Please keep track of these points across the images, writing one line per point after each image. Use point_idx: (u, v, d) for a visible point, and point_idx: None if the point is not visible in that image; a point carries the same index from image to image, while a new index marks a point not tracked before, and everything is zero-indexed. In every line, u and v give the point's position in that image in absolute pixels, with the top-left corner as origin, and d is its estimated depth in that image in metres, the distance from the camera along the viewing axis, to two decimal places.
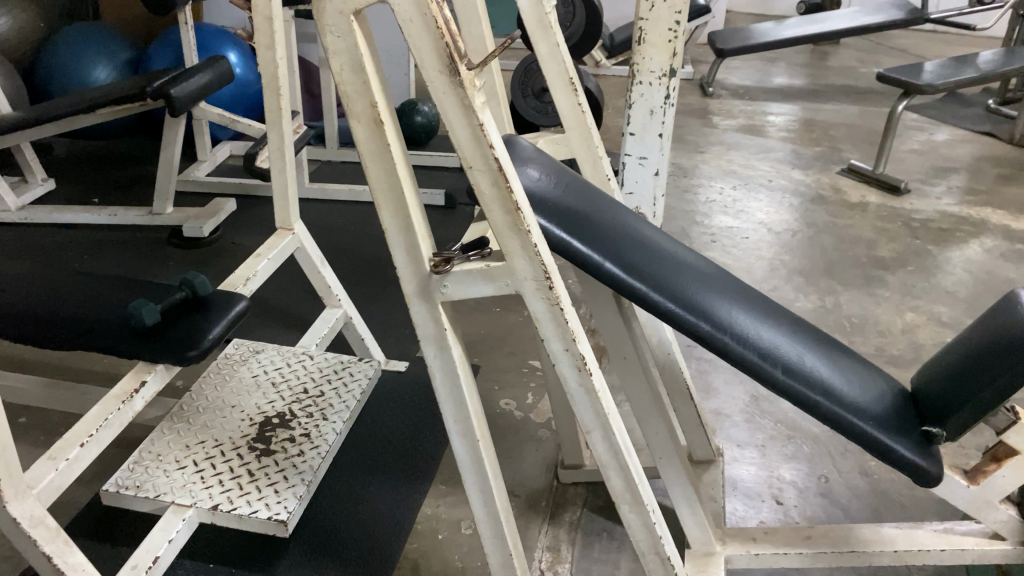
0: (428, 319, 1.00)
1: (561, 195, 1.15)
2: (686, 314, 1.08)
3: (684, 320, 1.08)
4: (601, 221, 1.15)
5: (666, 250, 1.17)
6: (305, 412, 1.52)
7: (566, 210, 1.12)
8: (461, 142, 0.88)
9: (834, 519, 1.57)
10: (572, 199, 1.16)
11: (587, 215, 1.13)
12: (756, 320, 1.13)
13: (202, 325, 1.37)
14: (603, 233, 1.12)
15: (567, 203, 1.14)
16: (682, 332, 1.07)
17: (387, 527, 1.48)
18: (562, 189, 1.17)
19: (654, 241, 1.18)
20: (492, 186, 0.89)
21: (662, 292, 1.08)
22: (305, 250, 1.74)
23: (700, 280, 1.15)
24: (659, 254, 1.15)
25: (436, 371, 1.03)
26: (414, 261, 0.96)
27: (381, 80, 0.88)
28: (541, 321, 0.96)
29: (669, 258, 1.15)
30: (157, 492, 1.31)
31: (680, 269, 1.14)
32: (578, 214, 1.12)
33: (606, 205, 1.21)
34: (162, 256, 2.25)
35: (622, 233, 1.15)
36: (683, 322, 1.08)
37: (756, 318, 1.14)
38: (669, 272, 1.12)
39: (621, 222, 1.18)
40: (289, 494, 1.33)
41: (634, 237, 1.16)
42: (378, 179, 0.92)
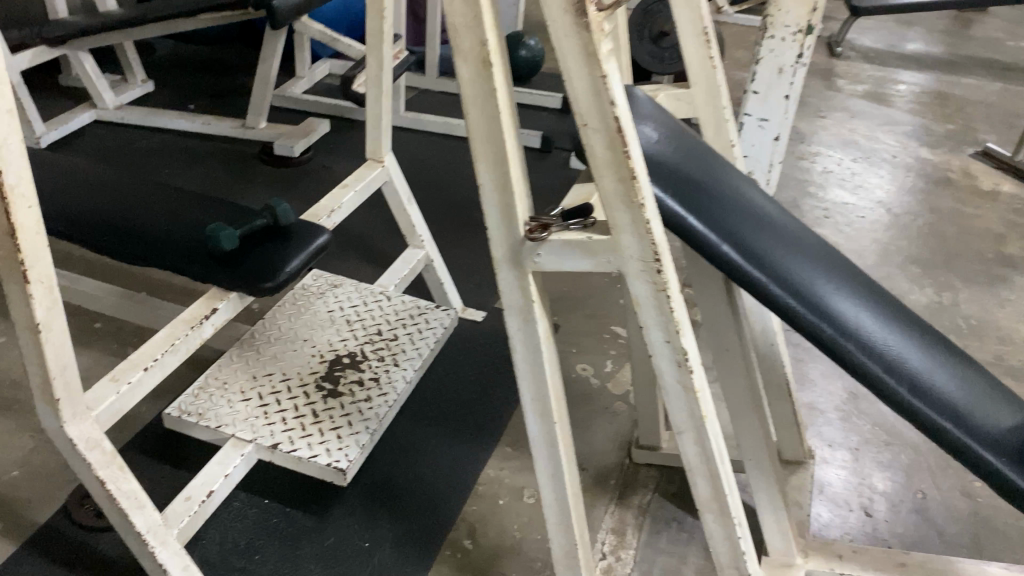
0: (514, 289, 0.90)
1: (681, 164, 1.03)
2: (808, 314, 0.96)
3: (805, 320, 0.96)
4: (723, 195, 1.01)
5: (792, 233, 1.04)
6: (376, 355, 1.45)
7: (685, 180, 1.00)
8: (578, 95, 0.77)
9: (927, 541, 1.44)
10: (692, 168, 1.03)
11: (708, 188, 1.01)
12: (886, 325, 1.00)
13: (281, 255, 1.31)
14: (724, 210, 0.99)
15: (686, 173, 1.01)
16: (799, 332, 0.96)
17: (448, 484, 1.42)
18: (681, 157, 1.05)
19: (779, 222, 1.04)
20: (607, 149, 0.78)
21: (784, 286, 0.96)
22: (393, 184, 1.68)
23: (828, 273, 1.02)
24: (785, 239, 1.02)
25: (517, 344, 0.93)
26: (507, 222, 0.86)
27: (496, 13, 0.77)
28: (642, 306, 0.85)
29: (794, 244, 1.02)
30: (219, 423, 1.27)
31: (806, 258, 1.01)
32: (698, 186, 1.00)
33: (729, 177, 1.07)
34: (249, 172, 2.21)
35: (746, 211, 1.02)
36: (804, 322, 0.96)
37: (885, 322, 1.00)
38: (794, 262, 0.99)
39: (744, 197, 1.05)
40: (352, 441, 1.27)
41: (756, 215, 1.03)
42: (478, 128, 0.82)
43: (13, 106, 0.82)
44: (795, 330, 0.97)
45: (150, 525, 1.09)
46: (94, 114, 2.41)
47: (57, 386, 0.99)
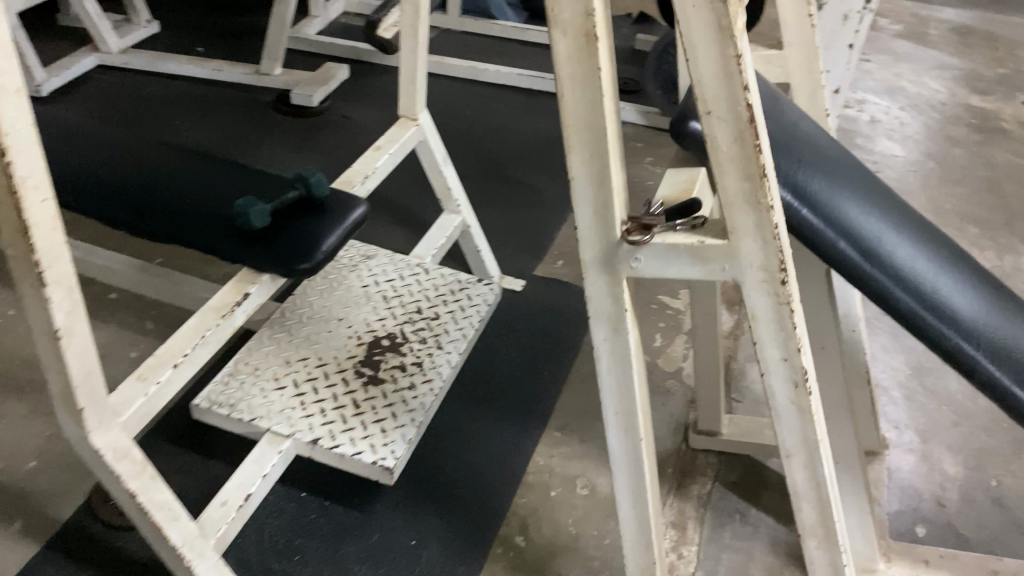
0: (604, 295, 0.78)
1: (789, 142, 0.90)
2: (934, 318, 0.84)
3: (929, 324, 0.85)
4: (835, 178, 0.88)
5: (913, 220, 0.91)
6: (418, 337, 1.34)
7: (796, 162, 0.87)
8: (702, 78, 0.64)
9: (1006, 534, 1.35)
10: (801, 147, 0.90)
11: (823, 170, 0.88)
12: (1023, 325, 0.88)
13: (315, 231, 1.19)
14: (843, 196, 0.86)
15: (795, 154, 0.89)
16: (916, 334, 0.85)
17: (497, 473, 1.33)
18: (787, 134, 0.92)
19: (895, 208, 0.91)
20: (732, 141, 0.66)
21: (908, 287, 0.84)
22: (429, 144, 1.56)
23: (956, 266, 0.89)
24: (907, 227, 0.89)
25: (603, 355, 0.82)
26: (602, 221, 0.74)
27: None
28: (757, 320, 0.74)
29: (918, 233, 0.90)
30: (253, 415, 1.17)
31: (932, 250, 0.88)
32: (812, 168, 0.87)
33: (838, 155, 0.93)
34: (265, 123, 2.08)
35: (865, 194, 0.89)
36: (928, 327, 0.85)
37: (1021, 321, 0.88)
38: (919, 256, 0.87)
39: (856, 178, 0.91)
40: (398, 436, 1.17)
41: (872, 200, 0.89)
42: (575, 114, 0.69)
43: (22, 85, 0.69)
44: (914, 335, 0.86)
45: (186, 537, 1.00)
46: (97, 58, 2.25)
47: (81, 394, 0.88)
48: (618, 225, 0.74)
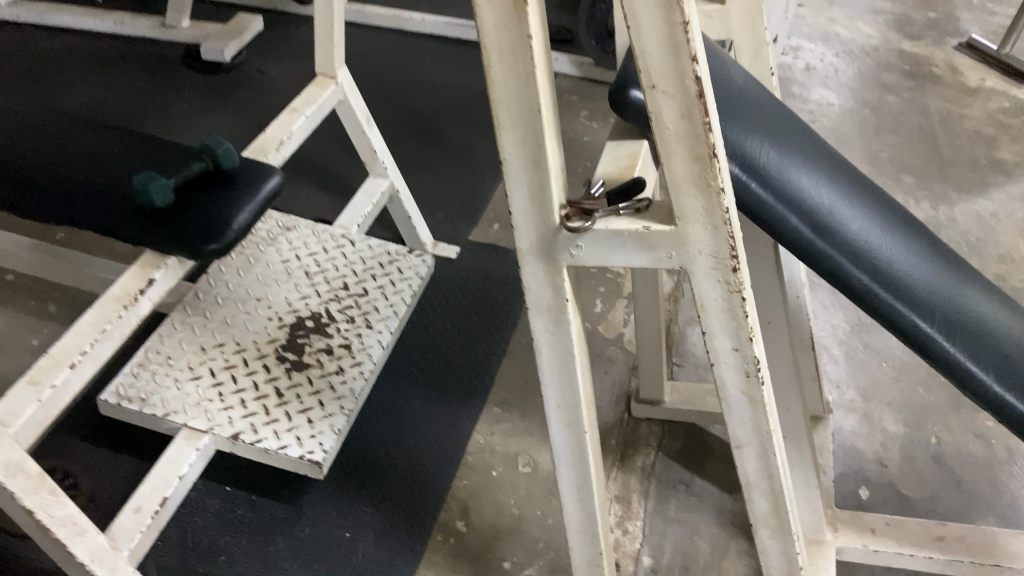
0: (543, 285, 0.71)
1: (737, 108, 0.83)
2: (890, 295, 0.80)
3: (885, 302, 0.81)
4: (784, 145, 0.82)
5: (867, 187, 0.86)
6: (346, 316, 1.25)
7: (747, 131, 0.81)
8: (646, 48, 0.57)
9: (948, 491, 1.35)
10: (751, 112, 0.84)
11: (774, 138, 0.82)
12: (978, 294, 0.84)
13: (226, 207, 1.09)
14: (796, 167, 0.81)
15: (746, 121, 0.82)
16: (869, 311, 0.81)
17: (434, 455, 1.27)
18: (736, 98, 0.85)
19: (846, 173, 0.86)
20: (679, 118, 0.59)
21: (863, 263, 0.80)
22: (349, 104, 1.45)
23: (911, 234, 0.85)
24: (862, 196, 0.84)
25: (543, 348, 0.76)
26: (538, 207, 0.67)
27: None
28: (707, 311, 0.68)
29: (873, 201, 0.85)
30: (167, 410, 1.08)
31: (888, 220, 0.84)
32: (764, 137, 0.81)
33: (785, 117, 0.87)
34: (173, 82, 1.93)
35: (819, 162, 0.83)
36: (883, 304, 0.80)
37: (977, 290, 0.84)
38: (875, 227, 0.82)
39: (806, 142, 0.85)
40: (326, 426, 1.10)
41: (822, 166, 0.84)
42: (504, 88, 0.61)
43: None
44: (868, 312, 0.82)
45: (95, 552, 0.91)
46: None
47: None
48: (555, 210, 0.66)
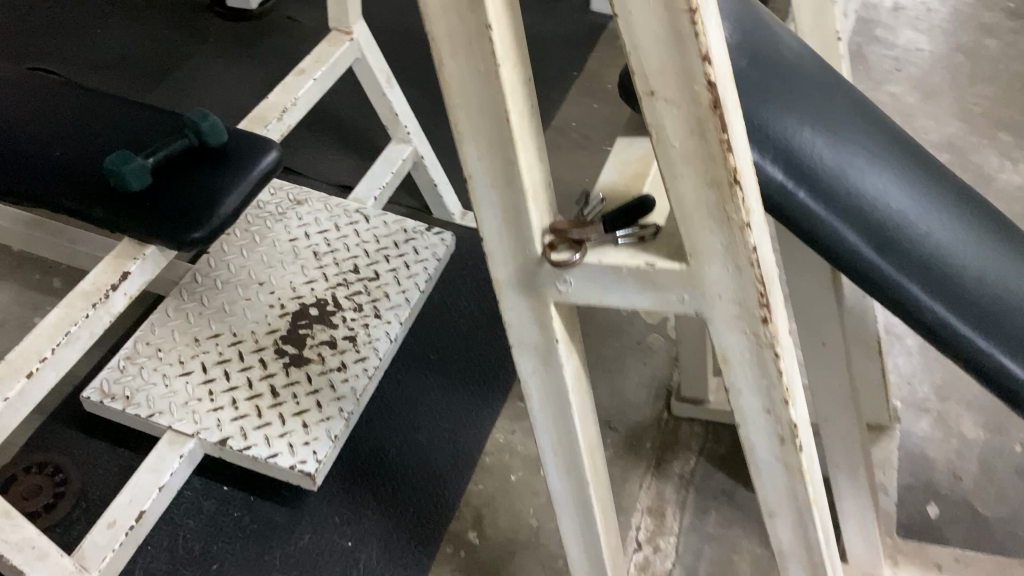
0: (528, 323, 0.58)
1: (791, 82, 0.65)
2: (970, 328, 0.64)
3: (960, 333, 0.65)
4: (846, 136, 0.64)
5: (953, 181, 0.68)
6: (353, 304, 1.14)
7: (799, 118, 0.63)
8: (641, 44, 0.42)
9: None
10: (808, 87, 0.66)
11: (834, 125, 0.64)
12: None
13: (212, 190, 0.98)
14: (861, 168, 0.63)
15: (800, 102, 0.64)
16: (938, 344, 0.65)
17: (449, 453, 1.16)
18: (789, 67, 0.66)
19: (926, 162, 0.67)
20: (689, 135, 0.45)
21: (938, 287, 0.64)
22: (367, 63, 1.32)
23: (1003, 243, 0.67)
24: (944, 194, 0.66)
25: (532, 391, 0.63)
26: (515, 233, 0.53)
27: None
28: (729, 364, 0.54)
29: (957, 199, 0.67)
30: (152, 410, 0.99)
31: (975, 224, 0.66)
32: (822, 126, 0.63)
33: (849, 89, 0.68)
34: (196, 32, 1.82)
35: (891, 152, 0.65)
36: (960, 338, 0.65)
37: None
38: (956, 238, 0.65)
39: (875, 125, 0.67)
40: (322, 431, 0.99)
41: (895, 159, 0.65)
42: (463, 91, 0.47)
43: None
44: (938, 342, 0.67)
45: None
46: None
47: None
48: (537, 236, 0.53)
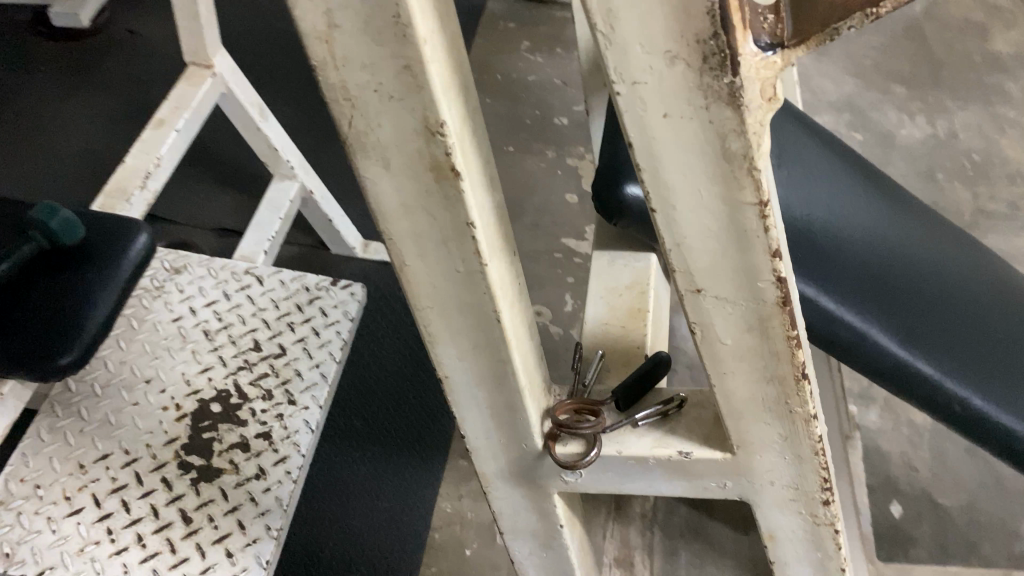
0: (523, 510, 0.48)
1: (787, 166, 0.59)
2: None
3: (1004, 425, 0.54)
4: (848, 229, 0.58)
5: (972, 270, 0.61)
6: (261, 391, 1.00)
7: (792, 201, 0.58)
8: (687, 239, 0.31)
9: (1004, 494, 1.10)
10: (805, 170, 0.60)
11: (831, 209, 0.58)
12: None
13: (75, 300, 0.81)
14: (864, 258, 0.57)
15: (790, 182, 0.58)
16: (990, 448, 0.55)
17: (393, 534, 1.04)
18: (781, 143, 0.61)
19: (941, 251, 0.60)
20: (747, 331, 0.34)
21: (976, 382, 0.55)
22: (234, 96, 1.13)
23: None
24: (953, 269, 0.60)
25: (529, 569, 0.53)
26: (508, 430, 0.42)
27: (450, 32, 0.29)
28: (776, 540, 0.45)
29: (975, 281, 0.60)
30: (40, 565, 0.83)
31: (992, 303, 0.59)
32: (812, 207, 0.58)
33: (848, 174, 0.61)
34: (27, 61, 1.56)
35: (893, 238, 0.59)
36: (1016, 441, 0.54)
37: None
38: (968, 319, 0.57)
39: (882, 213, 0.60)
40: (249, 557, 0.86)
41: (905, 251, 0.59)
42: (433, 295, 0.36)
43: None
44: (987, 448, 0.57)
45: None
46: None
47: None
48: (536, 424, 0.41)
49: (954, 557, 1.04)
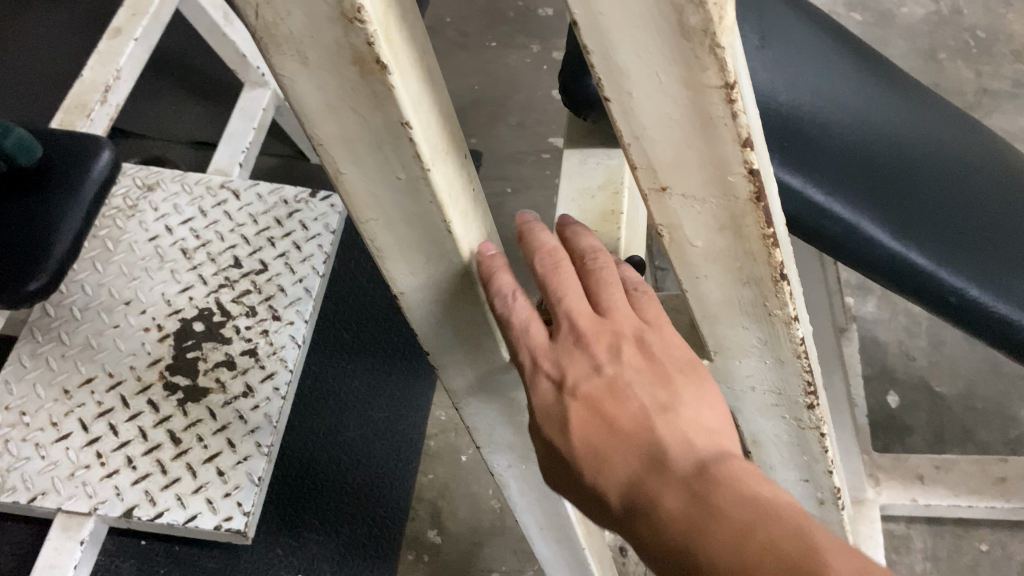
0: (498, 423, 0.46)
1: (772, 40, 0.53)
2: (1015, 312, 0.53)
3: (994, 311, 0.53)
4: (837, 113, 0.53)
5: (962, 148, 0.57)
6: (245, 308, 0.97)
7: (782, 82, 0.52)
8: (649, 132, 0.28)
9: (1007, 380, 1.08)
10: (793, 45, 0.54)
11: (821, 89, 0.53)
12: None
13: (40, 221, 0.77)
14: (856, 146, 0.53)
15: (778, 59, 0.52)
16: (975, 333, 0.54)
17: (388, 443, 1.04)
18: (759, 13, 0.54)
19: (929, 130, 0.56)
20: (719, 232, 0.31)
21: (968, 271, 0.53)
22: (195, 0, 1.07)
23: (1011, 195, 0.57)
24: (941, 149, 0.56)
25: (510, 481, 0.52)
26: (473, 343, 0.40)
27: None
28: (760, 444, 0.44)
29: (967, 161, 0.57)
30: (32, 493, 0.84)
31: (984, 184, 0.56)
32: (803, 88, 0.52)
33: (831, 48, 0.56)
34: None
35: (883, 120, 0.55)
36: (1003, 326, 0.53)
37: None
38: (961, 203, 0.55)
39: (867, 92, 0.55)
40: (242, 475, 0.86)
41: (894, 134, 0.55)
42: (377, 203, 0.33)
43: None
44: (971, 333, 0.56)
45: None
46: None
47: None
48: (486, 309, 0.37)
49: (950, 445, 1.04)
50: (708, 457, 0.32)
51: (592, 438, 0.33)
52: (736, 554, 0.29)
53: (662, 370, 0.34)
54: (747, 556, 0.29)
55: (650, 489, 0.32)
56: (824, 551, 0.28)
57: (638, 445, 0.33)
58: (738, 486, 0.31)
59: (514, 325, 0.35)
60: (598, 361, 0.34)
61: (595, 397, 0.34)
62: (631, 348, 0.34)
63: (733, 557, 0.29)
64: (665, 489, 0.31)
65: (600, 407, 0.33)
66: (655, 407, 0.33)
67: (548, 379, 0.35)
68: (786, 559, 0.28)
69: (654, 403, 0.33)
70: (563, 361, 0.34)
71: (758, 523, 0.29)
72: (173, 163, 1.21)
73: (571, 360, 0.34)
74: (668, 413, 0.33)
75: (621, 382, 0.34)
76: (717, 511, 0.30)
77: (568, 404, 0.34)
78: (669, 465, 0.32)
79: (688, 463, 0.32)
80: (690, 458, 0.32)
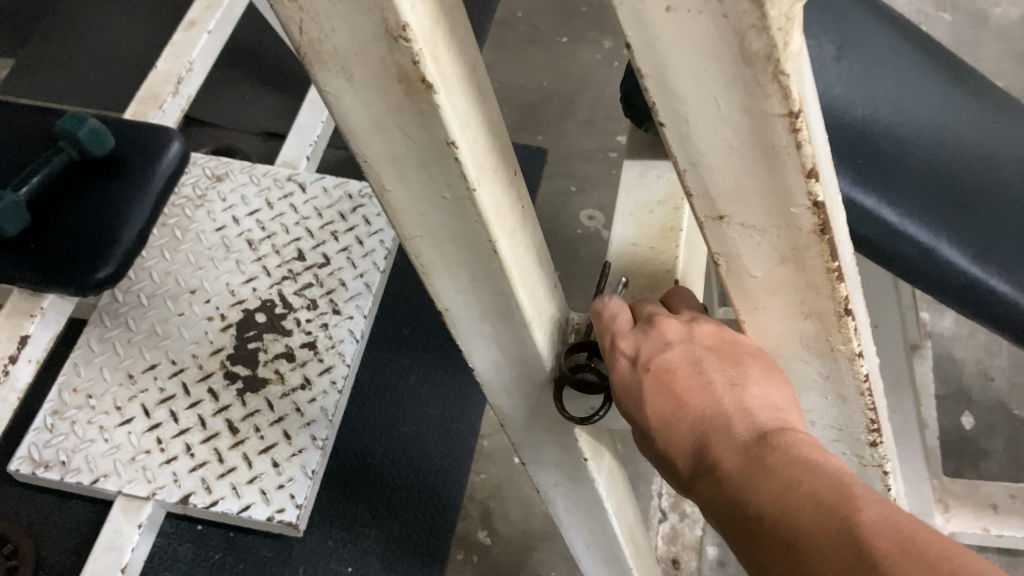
0: (543, 441, 0.45)
1: (851, 48, 0.50)
2: None
3: None
4: (917, 130, 0.50)
5: None
6: (306, 301, 0.98)
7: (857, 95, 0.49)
8: (708, 158, 0.26)
9: None
10: (874, 55, 0.50)
11: (902, 102, 0.50)
12: None
13: (110, 211, 0.78)
14: (935, 165, 0.50)
15: (852, 71, 0.49)
16: None
17: (441, 441, 1.04)
18: (841, 20, 0.51)
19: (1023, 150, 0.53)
20: (779, 263, 0.29)
21: None
22: None
23: None
24: None
25: (556, 498, 0.50)
26: (520, 361, 0.39)
27: None
28: None
29: None
30: (95, 474, 0.86)
31: None
32: (881, 101, 0.50)
33: (915, 59, 0.53)
34: None
35: (969, 139, 0.52)
36: None
37: None
38: None
39: (954, 109, 0.52)
40: (295, 468, 0.87)
41: (982, 155, 0.51)
42: (422, 220, 0.32)
43: None
44: None
45: None
46: None
47: None
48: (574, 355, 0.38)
49: None
50: (770, 426, 0.31)
51: (662, 407, 0.33)
52: (776, 503, 0.29)
53: (732, 354, 0.33)
54: (788, 504, 0.28)
55: (712, 452, 0.31)
56: (858, 497, 0.27)
57: (701, 412, 0.32)
58: (799, 451, 0.29)
59: (603, 311, 0.36)
60: (670, 339, 0.34)
61: (667, 369, 0.33)
62: (706, 332, 0.34)
63: (773, 508, 0.29)
64: (725, 451, 0.31)
65: (671, 378, 0.33)
66: (723, 381, 0.33)
67: (624, 356, 0.34)
68: (828, 511, 0.27)
69: (722, 378, 0.33)
70: (641, 341, 0.34)
71: (804, 476, 0.28)
72: (243, 153, 1.23)
73: (649, 339, 0.34)
74: (735, 387, 0.32)
75: (694, 359, 0.33)
76: (768, 469, 0.29)
77: (642, 376, 0.33)
78: (729, 429, 0.31)
79: (750, 432, 0.31)
80: (751, 426, 0.31)
